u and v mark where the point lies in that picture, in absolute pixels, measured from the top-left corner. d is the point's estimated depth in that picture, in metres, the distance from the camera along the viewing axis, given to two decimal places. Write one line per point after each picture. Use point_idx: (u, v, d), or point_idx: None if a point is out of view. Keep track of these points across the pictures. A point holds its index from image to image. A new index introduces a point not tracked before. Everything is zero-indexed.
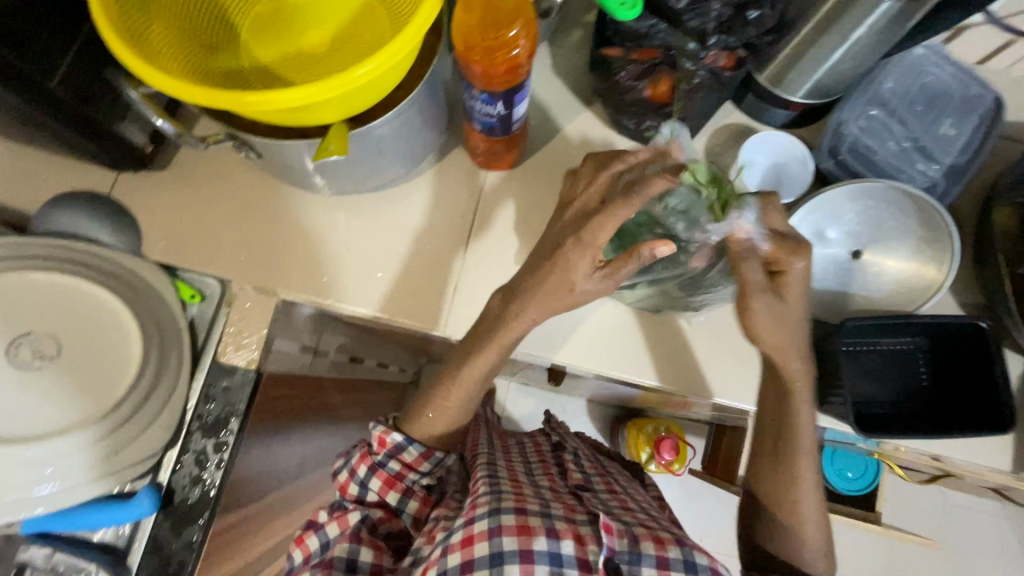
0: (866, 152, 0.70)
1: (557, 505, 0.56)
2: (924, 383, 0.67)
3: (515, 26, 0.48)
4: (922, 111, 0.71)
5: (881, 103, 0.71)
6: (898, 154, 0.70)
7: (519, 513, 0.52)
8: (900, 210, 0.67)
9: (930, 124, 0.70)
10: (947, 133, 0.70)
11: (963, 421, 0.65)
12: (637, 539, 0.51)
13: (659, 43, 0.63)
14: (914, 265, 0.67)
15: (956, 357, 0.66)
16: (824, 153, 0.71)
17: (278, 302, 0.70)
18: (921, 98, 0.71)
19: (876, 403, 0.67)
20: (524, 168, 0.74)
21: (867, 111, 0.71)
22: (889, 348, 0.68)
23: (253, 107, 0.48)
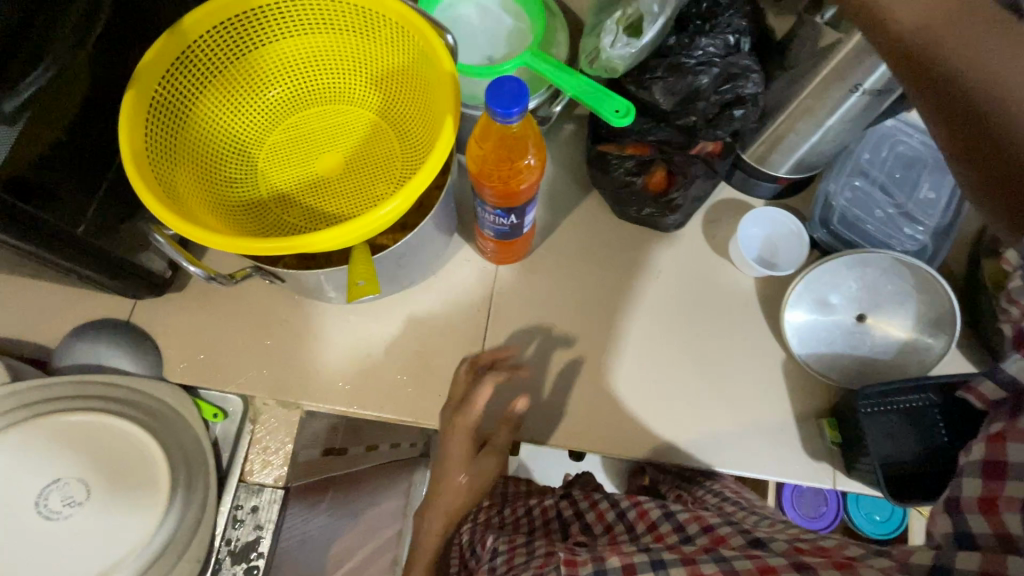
0: (855, 222, 0.75)
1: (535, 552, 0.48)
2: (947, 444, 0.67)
3: (528, 155, 0.51)
4: (901, 177, 0.76)
5: (862, 174, 0.76)
6: (886, 221, 0.74)
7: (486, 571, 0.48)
8: (897, 275, 0.71)
9: (912, 190, 0.75)
10: (928, 196, 0.74)
11: None
12: (603, 555, 0.41)
13: (652, 140, 0.69)
14: (917, 327, 0.70)
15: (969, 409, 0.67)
16: (817, 224, 0.75)
17: (301, 413, 0.71)
18: (898, 165, 0.76)
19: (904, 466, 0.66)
20: (532, 257, 0.77)
21: (851, 182, 0.76)
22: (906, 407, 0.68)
23: (285, 250, 0.51)
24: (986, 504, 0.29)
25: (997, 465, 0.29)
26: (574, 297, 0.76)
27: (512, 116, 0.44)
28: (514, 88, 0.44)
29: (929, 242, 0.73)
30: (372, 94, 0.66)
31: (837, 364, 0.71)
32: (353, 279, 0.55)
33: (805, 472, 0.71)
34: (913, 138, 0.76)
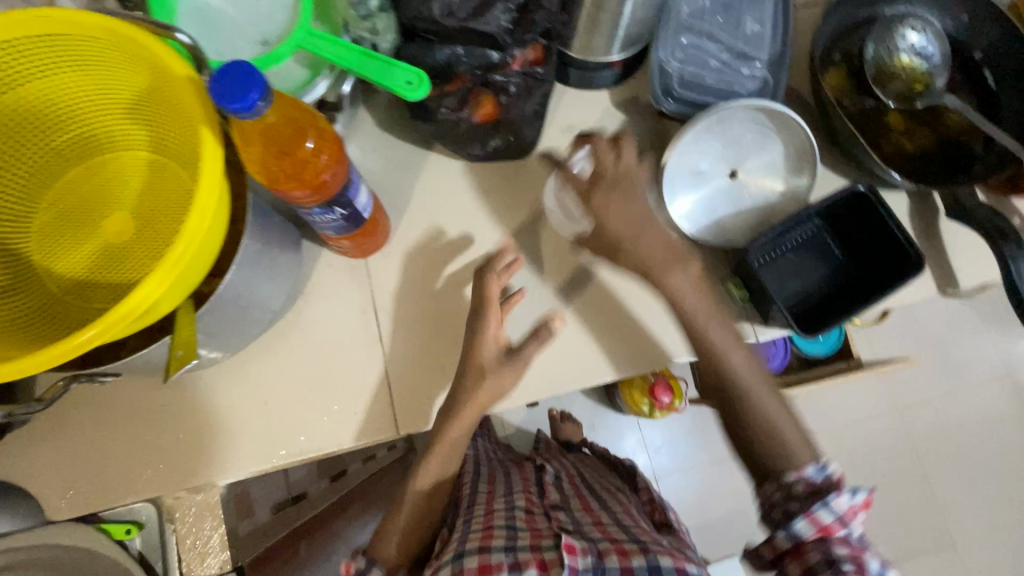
0: (697, 80, 0.71)
1: (523, 533, 0.63)
2: (842, 259, 0.71)
3: (310, 138, 0.45)
4: (724, 19, 0.73)
5: (688, 30, 0.72)
6: (723, 68, 0.72)
7: (482, 552, 0.59)
8: (753, 122, 0.70)
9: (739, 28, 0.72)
10: (754, 30, 0.72)
11: (885, 277, 0.69)
12: (602, 554, 0.58)
13: (466, 68, 0.62)
14: (781, 167, 0.71)
15: (851, 222, 0.70)
16: (660, 95, 0.71)
17: (220, 492, 0.64)
18: (717, 8, 0.73)
19: (808, 296, 0.70)
20: (400, 237, 0.71)
21: (680, 41, 0.72)
22: (798, 241, 0.71)
23: (92, 342, 0.43)
24: None
25: None
26: (458, 260, 0.71)
27: (255, 104, 0.38)
28: (242, 72, 0.37)
29: (769, 75, 0.72)
30: (131, 131, 0.56)
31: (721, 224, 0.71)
32: (178, 340, 0.49)
33: None
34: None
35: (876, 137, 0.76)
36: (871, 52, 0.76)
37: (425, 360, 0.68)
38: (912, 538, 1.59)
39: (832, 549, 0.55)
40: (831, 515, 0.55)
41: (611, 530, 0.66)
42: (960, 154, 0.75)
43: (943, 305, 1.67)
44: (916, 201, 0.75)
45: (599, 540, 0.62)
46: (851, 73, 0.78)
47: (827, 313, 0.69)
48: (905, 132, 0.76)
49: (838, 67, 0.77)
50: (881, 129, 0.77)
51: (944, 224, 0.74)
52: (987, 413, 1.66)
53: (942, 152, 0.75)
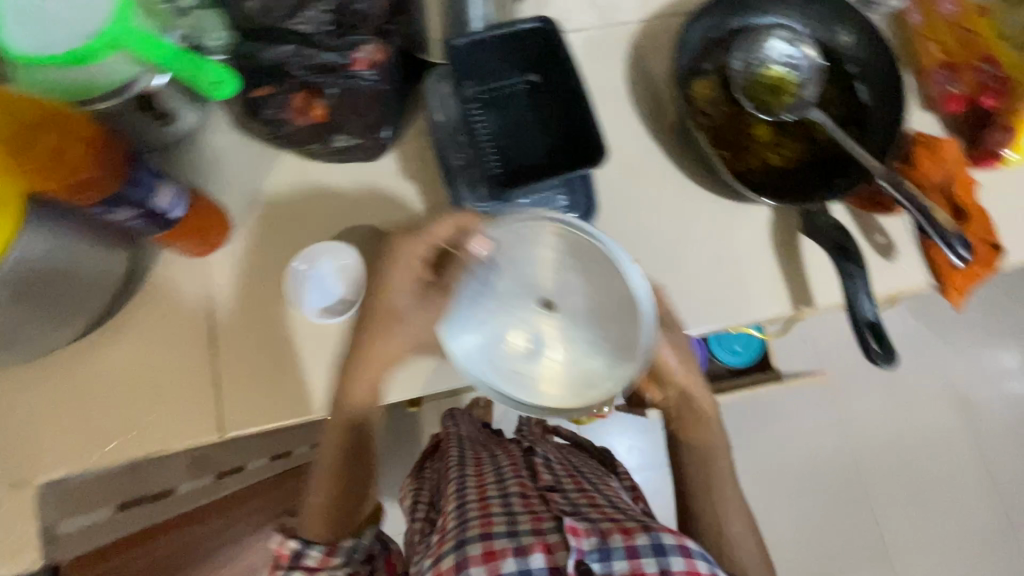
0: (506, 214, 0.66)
1: (521, 518, 0.62)
2: (798, 172, 0.74)
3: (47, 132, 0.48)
4: (504, 129, 0.67)
5: (484, 173, 0.66)
6: (536, 208, 0.67)
7: (484, 539, 0.58)
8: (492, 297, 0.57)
9: (532, 131, 0.67)
10: (532, 129, 0.67)
11: (823, 183, 0.72)
12: (604, 534, 0.57)
13: (299, 68, 0.62)
14: (552, 272, 0.56)
15: (803, 156, 0.74)
16: None
17: (39, 486, 0.63)
18: (495, 118, 0.68)
19: (815, 187, 0.72)
20: (243, 237, 0.70)
21: (479, 186, 0.66)
22: (770, 163, 0.74)
23: None
24: None
25: None
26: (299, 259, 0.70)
27: None
28: None
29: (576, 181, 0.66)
30: None
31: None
32: None
33: None
34: (498, 62, 0.66)
35: (740, 150, 0.75)
36: (736, 63, 0.75)
37: (267, 360, 0.68)
38: (857, 550, 1.53)
39: None
40: None
41: (609, 512, 0.65)
42: (825, 170, 0.73)
43: (895, 314, 1.60)
44: (777, 216, 0.74)
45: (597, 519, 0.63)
46: (719, 83, 0.76)
47: (774, 190, 0.73)
48: (771, 144, 0.75)
49: (709, 76, 0.76)
50: (748, 141, 0.75)
51: (805, 241, 0.73)
52: (936, 431, 1.59)
53: (807, 165, 0.74)
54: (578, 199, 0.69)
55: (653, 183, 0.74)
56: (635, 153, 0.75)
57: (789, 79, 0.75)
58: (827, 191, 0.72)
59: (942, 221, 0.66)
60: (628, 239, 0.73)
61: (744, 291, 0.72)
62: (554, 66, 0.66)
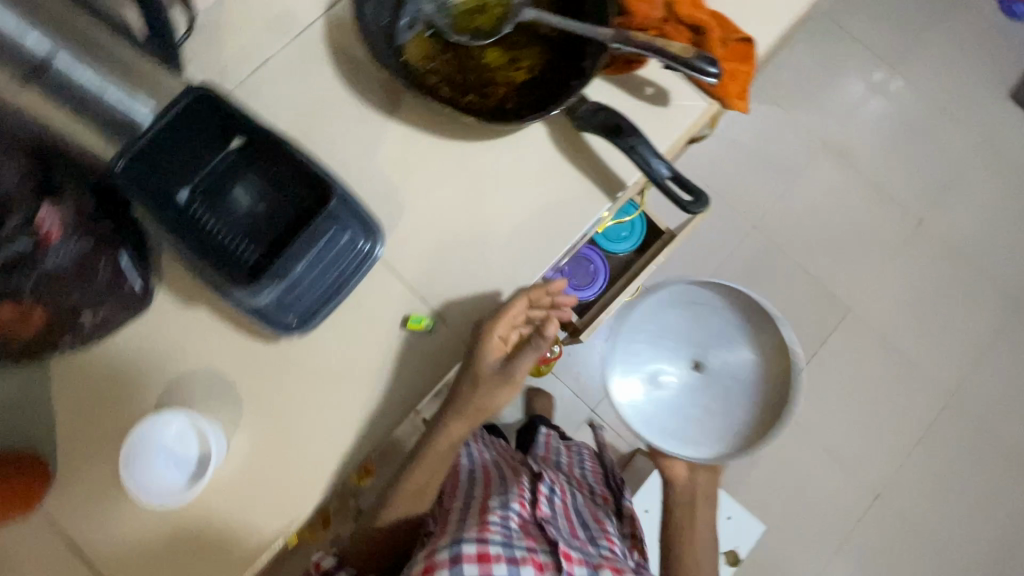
0: (296, 282, 0.59)
1: (518, 534, 0.68)
2: (544, 76, 0.71)
3: None
4: (245, 211, 0.61)
5: (248, 264, 0.58)
6: (320, 258, 0.59)
7: (480, 542, 0.63)
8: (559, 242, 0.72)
9: (268, 196, 0.61)
10: (268, 193, 0.61)
11: (571, 74, 0.70)
12: (595, 566, 0.67)
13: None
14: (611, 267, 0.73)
15: (542, 57, 0.72)
16: (303, 325, 0.61)
17: None
18: (228, 206, 0.61)
19: (566, 80, 0.70)
20: (65, 461, 0.62)
21: (252, 277, 0.58)
22: (516, 82, 0.71)
23: None
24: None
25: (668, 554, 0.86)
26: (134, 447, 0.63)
27: None
28: None
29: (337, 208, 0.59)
30: None
31: (410, 248, 0.68)
32: None
33: (448, 357, 0.68)
34: (188, 152, 0.59)
35: (482, 85, 0.71)
36: (429, 8, 0.71)
37: (166, 559, 0.61)
38: None
39: None
40: None
41: (589, 546, 0.73)
42: (566, 59, 0.71)
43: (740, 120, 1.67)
44: (552, 125, 0.71)
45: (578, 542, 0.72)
46: (428, 34, 0.72)
47: (532, 105, 0.70)
48: (508, 64, 0.72)
49: (415, 33, 0.71)
50: (485, 73, 0.71)
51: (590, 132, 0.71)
52: None
53: (548, 65, 0.71)
54: (353, 223, 0.60)
55: (427, 160, 0.70)
56: (394, 144, 0.70)
57: None
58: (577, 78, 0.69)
59: (681, 50, 0.65)
60: (433, 227, 0.69)
61: (562, 206, 0.70)
62: (243, 120, 0.58)
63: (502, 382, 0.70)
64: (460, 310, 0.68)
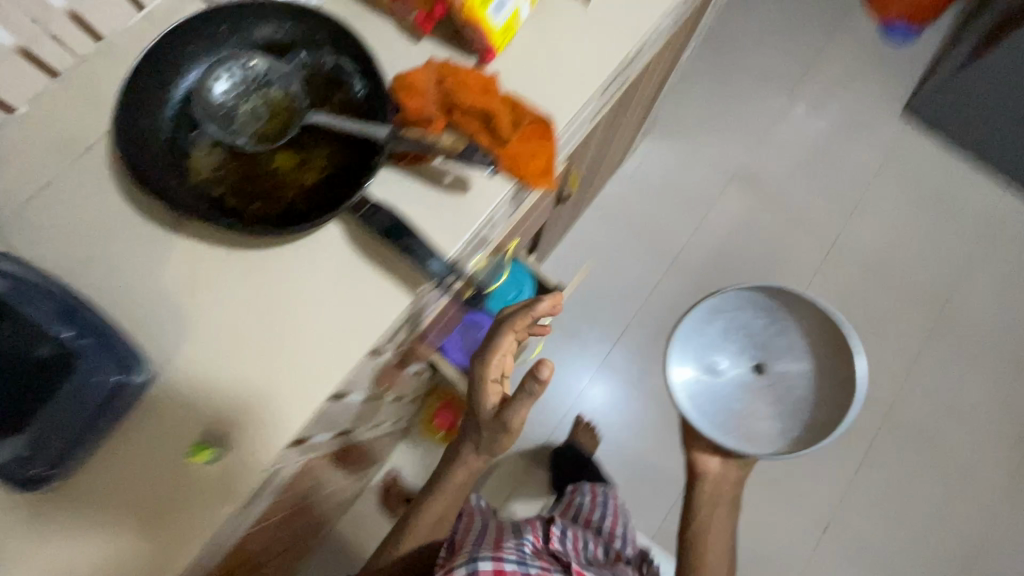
0: (53, 420, 0.57)
1: (530, 557, 0.89)
2: (334, 174, 0.69)
3: None
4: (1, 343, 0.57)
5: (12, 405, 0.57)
6: (69, 397, 0.57)
7: (494, 560, 0.80)
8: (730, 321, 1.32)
9: (18, 332, 0.57)
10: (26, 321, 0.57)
11: (356, 172, 0.68)
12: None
13: None
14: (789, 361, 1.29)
15: (331, 155, 0.70)
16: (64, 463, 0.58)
17: None
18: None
19: (352, 178, 0.68)
20: None
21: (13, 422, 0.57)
22: (306, 183, 0.69)
23: None
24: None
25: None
26: None
27: None
28: None
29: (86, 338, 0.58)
30: None
31: (196, 372, 0.64)
32: None
33: (239, 482, 0.62)
34: None
35: (271, 191, 0.69)
36: (203, 112, 0.68)
37: None
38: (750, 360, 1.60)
39: None
40: None
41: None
42: (358, 156, 0.69)
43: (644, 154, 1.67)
44: (347, 221, 0.69)
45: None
46: (209, 138, 0.69)
47: (320, 207, 0.68)
48: (298, 165, 0.70)
49: (196, 142, 0.68)
50: (273, 177, 0.69)
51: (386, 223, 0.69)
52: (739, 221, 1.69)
53: (340, 164, 0.69)
54: (103, 361, 0.58)
55: (213, 272, 0.67)
56: (179, 258, 0.67)
57: (270, 96, 0.70)
58: (361, 177, 0.68)
59: (450, 146, 0.65)
60: (223, 344, 0.65)
61: (362, 306, 0.68)
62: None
63: (500, 427, 0.90)
64: (252, 429, 0.64)
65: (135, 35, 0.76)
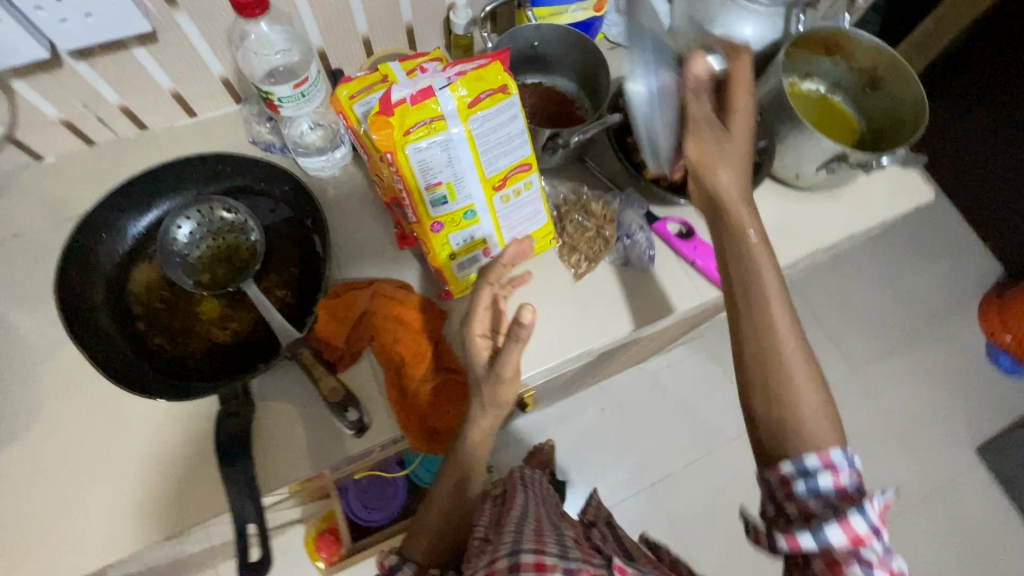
0: None
1: (573, 548, 0.53)
2: (241, 346, 0.69)
3: None
4: None
5: None
6: None
7: (538, 549, 0.49)
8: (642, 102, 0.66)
9: None
10: None
11: (255, 357, 0.68)
12: None
13: None
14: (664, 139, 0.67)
15: (250, 326, 0.70)
16: None
17: None
18: None
19: (247, 361, 0.68)
20: None
21: None
22: (214, 340, 0.69)
23: None
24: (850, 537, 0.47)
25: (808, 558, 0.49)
26: None
27: None
28: None
29: None
30: None
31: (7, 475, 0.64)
32: None
33: None
34: None
35: (184, 333, 0.69)
36: (164, 239, 0.70)
37: None
38: None
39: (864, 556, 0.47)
40: (864, 523, 0.47)
41: None
42: (267, 339, 0.69)
43: (670, 360, 1.50)
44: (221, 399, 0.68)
45: (858, 549, 0.47)
46: (159, 262, 0.71)
47: (207, 371, 0.68)
48: (218, 320, 0.70)
49: (151, 258, 0.71)
50: (191, 321, 0.70)
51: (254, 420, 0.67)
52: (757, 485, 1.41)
53: (254, 334, 0.70)
54: None
55: (84, 387, 0.68)
56: (67, 358, 0.69)
57: (231, 247, 0.72)
58: (254, 364, 0.68)
59: (328, 391, 0.61)
60: (46, 459, 0.65)
61: (179, 489, 0.64)
62: None
63: (494, 380, 0.60)
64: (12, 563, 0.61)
65: (178, 133, 0.82)
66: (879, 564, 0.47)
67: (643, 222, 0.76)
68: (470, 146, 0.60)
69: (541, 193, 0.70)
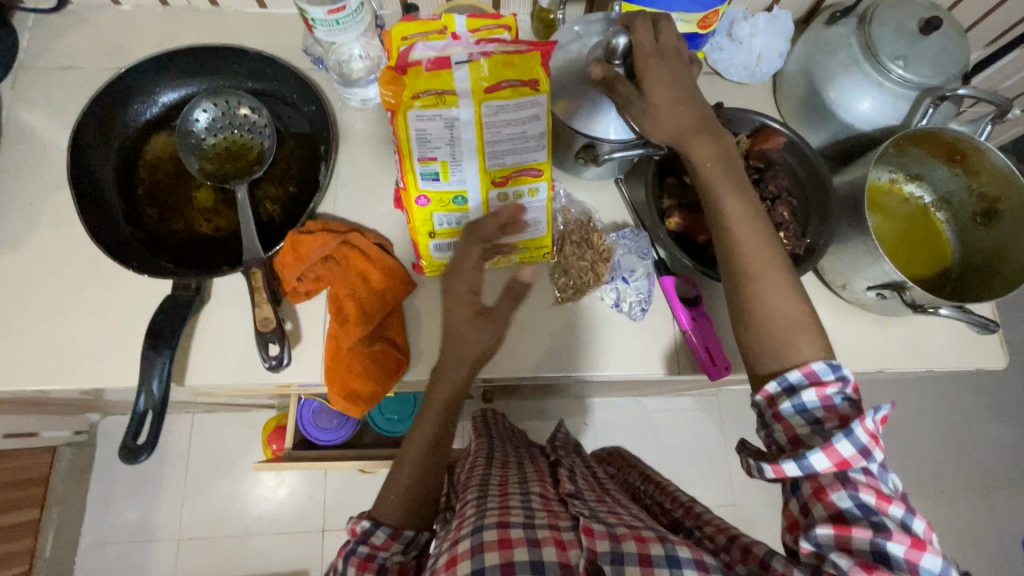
0: None
1: (542, 507, 0.49)
2: (215, 243, 0.70)
3: None
4: None
5: None
6: None
7: (500, 526, 0.44)
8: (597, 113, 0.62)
9: None
10: None
11: (222, 259, 0.69)
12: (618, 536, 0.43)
13: None
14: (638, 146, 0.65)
15: (230, 228, 0.71)
16: None
17: None
18: None
19: (215, 260, 0.69)
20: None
21: None
22: (195, 228, 0.71)
23: None
24: (819, 492, 0.43)
25: (837, 511, 0.42)
26: None
27: None
28: None
29: None
30: None
31: None
32: None
33: None
34: None
35: (173, 211, 0.71)
36: (184, 119, 0.71)
37: None
38: None
39: (856, 492, 0.42)
40: (852, 446, 0.42)
41: (627, 518, 0.49)
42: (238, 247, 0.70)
43: (670, 405, 1.41)
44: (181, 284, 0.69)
45: (873, 507, 0.41)
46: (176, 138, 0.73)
47: (177, 254, 0.69)
48: (206, 211, 0.71)
49: (171, 131, 0.73)
50: (183, 202, 0.71)
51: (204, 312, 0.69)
52: None
53: (231, 237, 0.71)
54: None
55: (74, 226, 0.72)
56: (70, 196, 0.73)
57: (240, 147, 0.72)
58: (218, 265, 0.69)
59: (262, 319, 0.62)
60: (21, 279, 0.69)
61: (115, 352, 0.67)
62: None
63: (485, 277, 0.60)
64: None
65: (245, 18, 0.82)
66: (898, 536, 0.40)
67: (652, 265, 0.70)
68: (477, 130, 0.56)
69: (549, 203, 0.65)
